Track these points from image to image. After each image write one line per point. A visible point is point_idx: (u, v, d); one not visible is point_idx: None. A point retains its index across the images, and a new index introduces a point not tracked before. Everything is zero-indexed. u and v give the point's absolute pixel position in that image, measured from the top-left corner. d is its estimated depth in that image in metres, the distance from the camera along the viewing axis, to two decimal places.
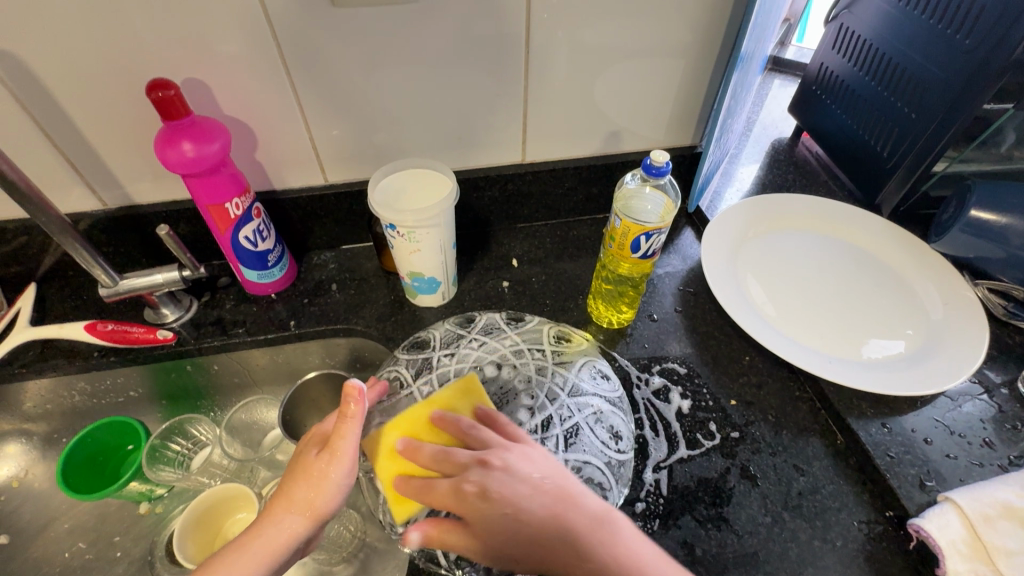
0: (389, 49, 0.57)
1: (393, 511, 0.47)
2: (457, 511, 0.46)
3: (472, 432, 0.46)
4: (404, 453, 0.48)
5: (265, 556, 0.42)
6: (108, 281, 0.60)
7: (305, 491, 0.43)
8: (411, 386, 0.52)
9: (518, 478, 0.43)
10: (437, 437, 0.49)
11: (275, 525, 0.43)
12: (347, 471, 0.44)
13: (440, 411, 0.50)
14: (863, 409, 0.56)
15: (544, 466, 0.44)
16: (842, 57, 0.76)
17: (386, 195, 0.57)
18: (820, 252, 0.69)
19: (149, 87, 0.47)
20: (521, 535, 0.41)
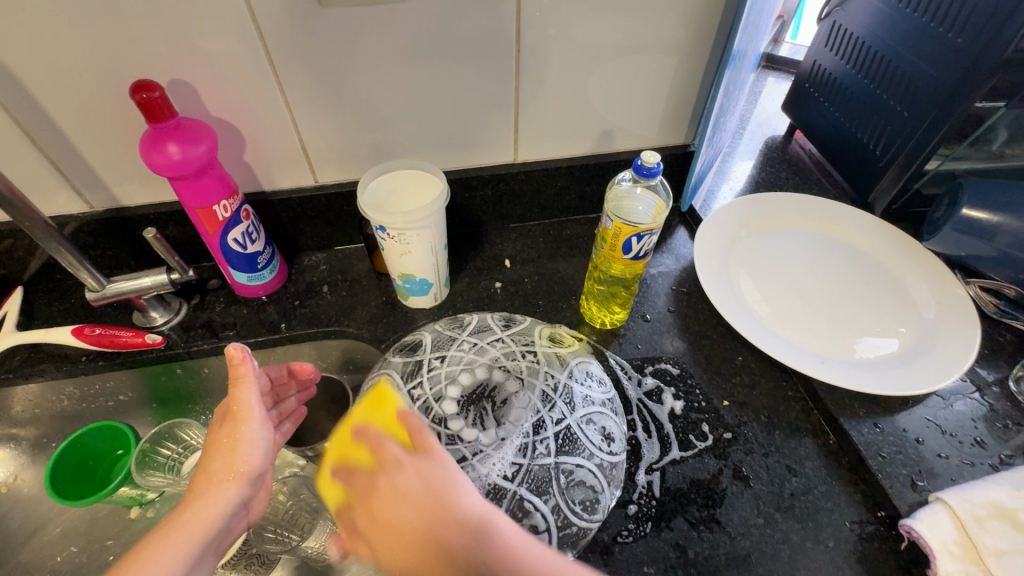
0: (379, 50, 0.56)
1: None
2: None
3: (381, 442, 0.42)
4: None
5: (199, 528, 0.42)
6: (96, 284, 0.60)
7: (220, 457, 0.45)
8: (403, 389, 0.52)
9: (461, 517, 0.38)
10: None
11: (202, 498, 0.44)
12: (254, 430, 0.46)
13: (431, 414, 0.50)
14: (856, 409, 0.56)
15: (445, 477, 0.40)
16: (835, 55, 0.75)
17: (376, 196, 0.56)
18: (813, 251, 0.69)
19: (133, 89, 0.47)
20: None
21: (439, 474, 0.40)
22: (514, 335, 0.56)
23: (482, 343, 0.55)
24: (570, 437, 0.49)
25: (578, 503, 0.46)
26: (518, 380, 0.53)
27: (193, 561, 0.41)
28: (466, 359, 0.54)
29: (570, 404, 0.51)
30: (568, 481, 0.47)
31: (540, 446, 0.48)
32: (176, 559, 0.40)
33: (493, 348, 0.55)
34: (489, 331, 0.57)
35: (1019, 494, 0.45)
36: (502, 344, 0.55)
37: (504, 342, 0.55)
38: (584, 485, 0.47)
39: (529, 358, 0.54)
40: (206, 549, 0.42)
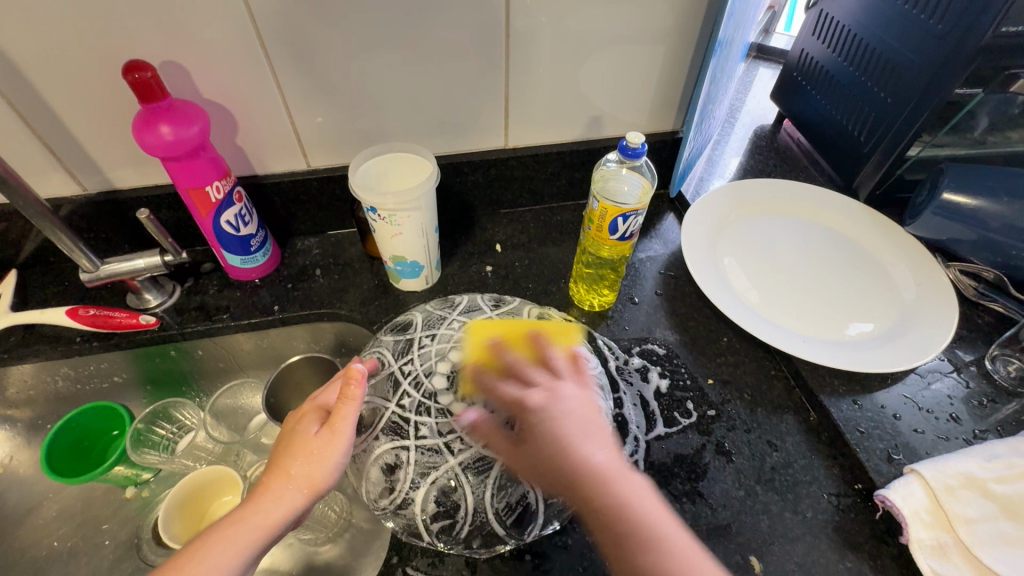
0: (370, 34, 0.57)
1: (373, 489, 0.49)
2: (441, 487, 0.46)
3: (565, 379, 0.48)
4: (385, 433, 0.49)
5: (262, 531, 0.42)
6: (90, 265, 0.60)
7: (303, 467, 0.44)
8: (393, 366, 0.53)
9: (598, 466, 0.42)
10: (417, 414, 0.49)
11: (274, 501, 0.43)
12: (347, 449, 0.45)
13: (420, 390, 0.50)
14: (836, 386, 0.57)
15: (588, 410, 0.46)
16: (822, 43, 0.76)
17: (367, 178, 0.57)
18: (797, 235, 0.70)
19: (125, 69, 0.47)
20: (559, 479, 0.43)
21: (564, 406, 0.45)
22: (503, 314, 0.57)
23: (472, 321, 0.56)
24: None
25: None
26: None
27: (247, 563, 0.42)
28: (456, 336, 0.54)
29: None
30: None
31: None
32: (235, 557, 0.41)
33: None
34: (479, 310, 0.58)
35: (990, 465, 0.47)
36: (491, 322, 0.56)
37: (493, 320, 0.56)
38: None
39: None
40: (261, 554, 0.42)
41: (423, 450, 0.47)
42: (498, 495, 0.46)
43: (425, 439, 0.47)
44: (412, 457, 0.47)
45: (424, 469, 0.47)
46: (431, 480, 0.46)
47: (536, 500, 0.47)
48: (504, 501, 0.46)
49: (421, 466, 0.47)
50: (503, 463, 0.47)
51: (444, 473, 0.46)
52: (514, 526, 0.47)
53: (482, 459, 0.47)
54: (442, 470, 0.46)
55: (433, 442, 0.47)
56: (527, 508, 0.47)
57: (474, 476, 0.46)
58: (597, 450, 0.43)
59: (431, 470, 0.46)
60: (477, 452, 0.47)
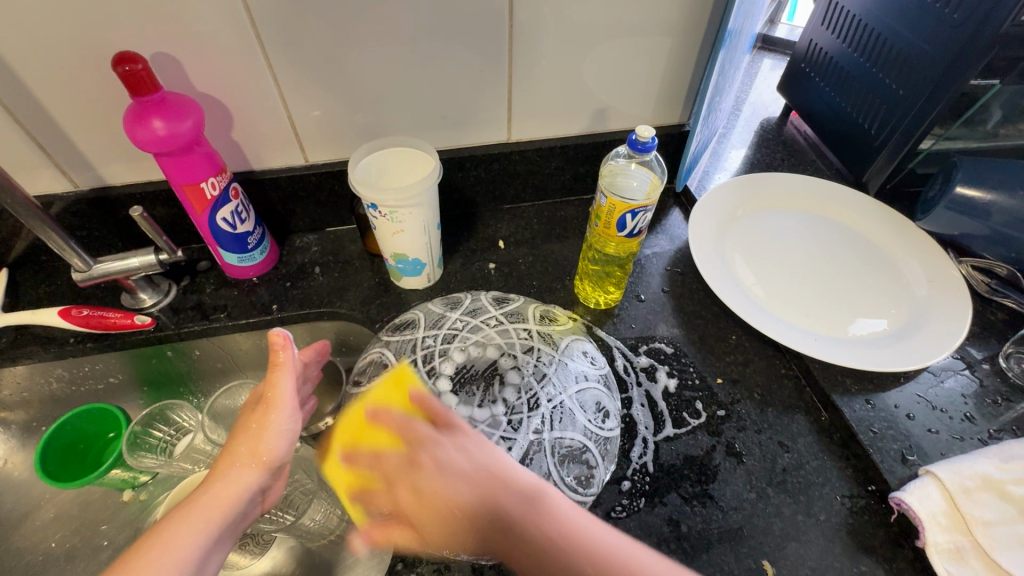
0: (369, 25, 0.55)
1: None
2: None
3: (419, 426, 0.43)
4: None
5: (216, 511, 0.42)
6: (82, 265, 0.58)
7: (248, 441, 0.45)
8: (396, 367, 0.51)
9: (456, 472, 0.42)
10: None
11: (222, 481, 0.44)
12: (286, 418, 0.46)
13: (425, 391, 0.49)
14: (848, 385, 0.56)
15: (494, 453, 0.43)
16: (831, 33, 0.75)
17: (367, 174, 0.55)
18: (806, 230, 0.69)
19: (115, 61, 0.45)
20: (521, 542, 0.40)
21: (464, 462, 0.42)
22: (507, 313, 0.56)
23: (475, 321, 0.54)
24: (565, 413, 0.49)
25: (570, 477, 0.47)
26: (511, 357, 0.52)
27: (205, 543, 0.40)
28: (460, 336, 0.53)
29: (564, 381, 0.51)
30: (563, 456, 0.47)
31: (534, 421, 0.48)
32: (191, 538, 0.40)
33: (486, 326, 0.54)
34: (482, 310, 0.56)
35: (1007, 466, 0.46)
36: (495, 321, 0.55)
37: (497, 320, 0.55)
38: (576, 458, 0.47)
39: (521, 336, 0.53)
40: (220, 533, 0.42)
41: None
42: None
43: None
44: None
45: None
46: None
47: None
48: None
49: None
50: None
51: None
52: None
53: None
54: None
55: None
56: None
57: None
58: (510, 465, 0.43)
59: None
60: None
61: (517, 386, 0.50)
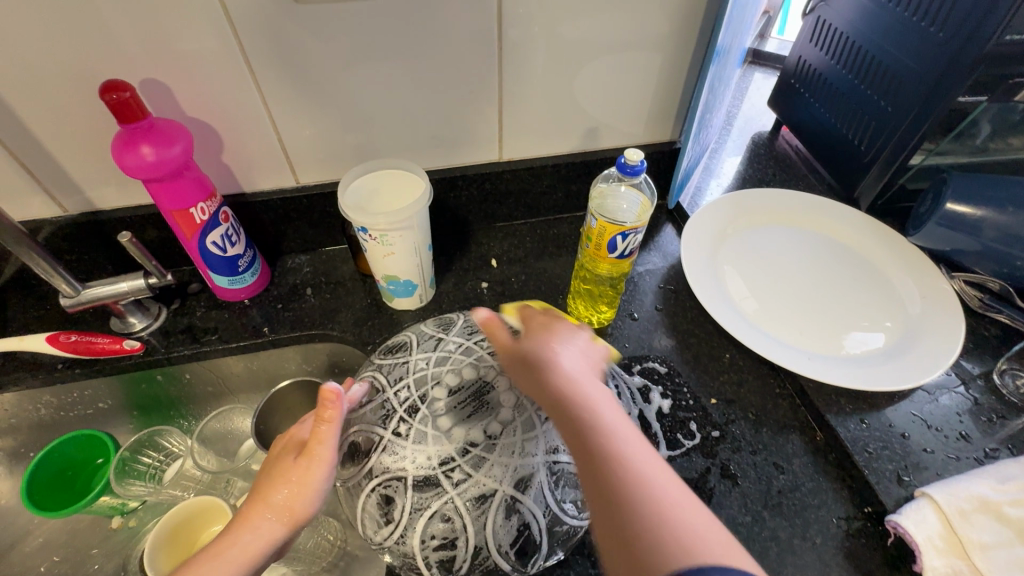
0: (358, 49, 0.55)
1: (368, 523, 0.47)
2: (440, 520, 0.44)
3: (553, 324, 0.49)
4: (378, 464, 0.46)
5: (241, 566, 0.41)
6: (70, 290, 0.58)
7: (282, 496, 0.43)
8: (389, 391, 0.50)
9: (572, 358, 0.46)
10: (414, 442, 0.46)
11: (250, 533, 0.42)
12: (327, 475, 0.44)
13: (417, 415, 0.47)
14: (842, 405, 0.56)
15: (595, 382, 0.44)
16: (820, 50, 0.75)
17: (358, 197, 0.55)
18: (801, 246, 0.69)
19: (102, 89, 0.45)
20: (570, 428, 0.40)
21: (576, 366, 0.45)
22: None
23: (468, 342, 0.54)
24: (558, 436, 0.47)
25: (567, 502, 0.47)
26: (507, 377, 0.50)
27: None
28: (453, 358, 0.52)
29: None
30: (557, 480, 0.46)
31: (529, 445, 0.46)
32: None
33: (479, 347, 0.53)
34: (476, 331, 0.55)
35: (1003, 487, 0.46)
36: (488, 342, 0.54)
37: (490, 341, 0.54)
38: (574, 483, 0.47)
39: None
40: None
41: (419, 482, 0.45)
42: (500, 526, 0.44)
43: (423, 470, 0.45)
44: (409, 487, 0.45)
45: (423, 500, 0.44)
46: (429, 515, 0.44)
47: (539, 529, 0.45)
48: (506, 538, 0.44)
49: (418, 498, 0.44)
50: (506, 493, 0.44)
51: (444, 505, 0.44)
52: (518, 558, 0.45)
53: (483, 489, 0.44)
54: (441, 501, 0.44)
55: (432, 472, 0.45)
56: (530, 540, 0.45)
57: (476, 509, 0.44)
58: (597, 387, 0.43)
59: (429, 504, 0.44)
60: (479, 482, 0.44)
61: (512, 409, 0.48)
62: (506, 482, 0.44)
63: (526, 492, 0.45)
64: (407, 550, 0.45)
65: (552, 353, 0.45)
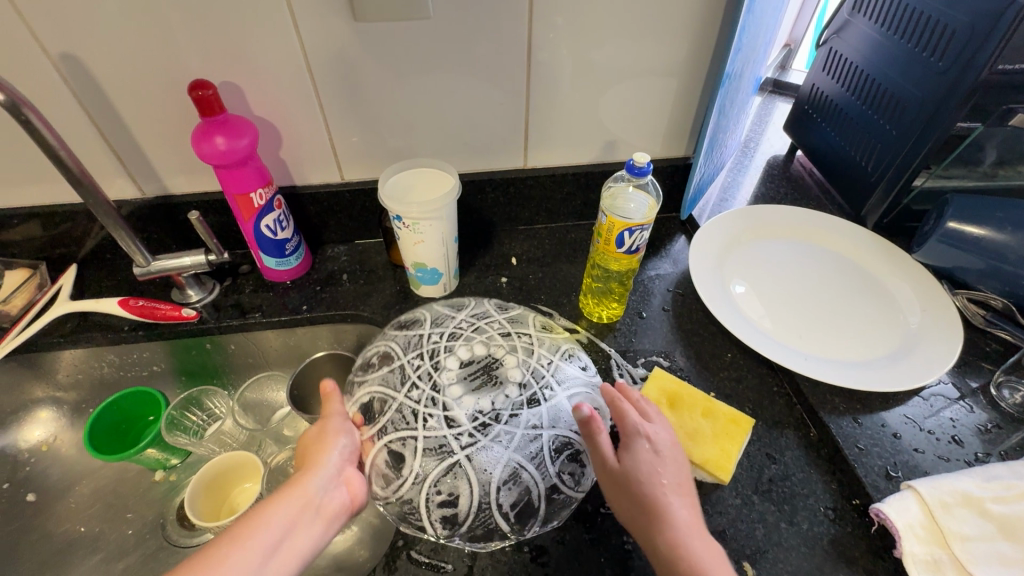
0: (404, 63, 0.63)
1: (377, 478, 0.50)
2: (447, 475, 0.47)
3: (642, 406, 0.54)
4: (391, 423, 0.50)
5: (282, 503, 0.47)
6: (142, 260, 0.66)
7: (310, 448, 0.51)
8: (403, 359, 0.54)
9: (678, 459, 0.50)
10: (427, 406, 0.50)
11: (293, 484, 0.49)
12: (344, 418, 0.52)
13: (430, 382, 0.51)
14: (836, 404, 0.58)
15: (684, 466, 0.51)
16: (832, 79, 0.80)
17: (394, 189, 0.62)
18: (806, 258, 0.72)
19: (190, 87, 0.54)
20: (638, 485, 0.48)
21: (656, 435, 0.51)
22: (509, 318, 0.60)
23: (480, 322, 0.58)
24: (556, 412, 0.51)
25: (565, 473, 0.50)
26: (513, 355, 0.54)
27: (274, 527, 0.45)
28: (464, 335, 0.56)
29: (562, 383, 0.53)
30: (557, 451, 0.50)
31: (532, 417, 0.50)
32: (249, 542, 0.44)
33: (491, 327, 0.57)
34: (486, 315, 0.60)
35: (987, 485, 0.47)
36: (498, 324, 0.58)
37: (500, 323, 0.58)
38: (569, 456, 0.51)
39: (524, 338, 0.56)
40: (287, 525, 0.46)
41: (431, 440, 0.48)
42: (503, 488, 0.47)
43: (434, 430, 0.48)
44: (420, 446, 0.48)
45: (433, 455, 0.48)
46: (439, 467, 0.47)
47: (539, 493, 0.48)
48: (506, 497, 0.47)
49: (427, 455, 0.48)
50: (513, 459, 0.48)
51: (453, 463, 0.47)
52: (517, 517, 0.48)
53: (492, 453, 0.48)
54: (450, 459, 0.47)
55: (442, 433, 0.48)
56: (531, 503, 0.48)
57: (482, 468, 0.47)
58: (654, 429, 0.51)
59: (440, 458, 0.47)
60: (485, 445, 0.48)
61: (519, 384, 0.52)
62: (514, 449, 0.48)
63: (529, 459, 0.48)
64: (412, 506, 0.48)
65: (641, 438, 0.50)
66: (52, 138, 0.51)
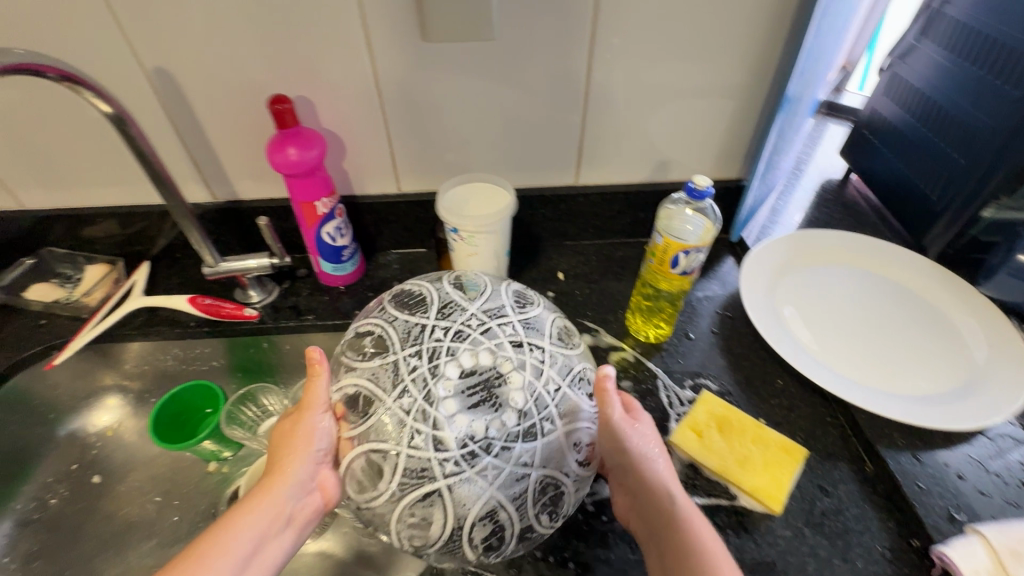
0: (467, 81, 0.65)
1: (351, 482, 0.47)
2: (421, 503, 0.44)
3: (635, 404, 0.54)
4: (374, 432, 0.45)
5: (258, 516, 0.45)
6: (211, 260, 0.70)
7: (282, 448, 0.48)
8: (399, 354, 0.47)
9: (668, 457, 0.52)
10: (416, 419, 0.44)
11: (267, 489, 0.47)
12: (321, 414, 0.49)
13: (424, 390, 0.45)
14: (894, 439, 0.57)
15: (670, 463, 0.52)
16: (894, 104, 0.78)
17: (452, 203, 0.64)
18: (861, 286, 0.71)
19: (270, 101, 0.57)
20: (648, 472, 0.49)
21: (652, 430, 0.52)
22: (526, 321, 0.51)
23: (492, 322, 0.49)
24: (551, 447, 0.46)
25: (542, 513, 0.47)
26: (522, 371, 0.47)
27: (252, 536, 0.44)
28: (470, 336, 0.48)
29: (564, 415, 0.47)
30: (540, 494, 0.46)
31: (524, 454, 0.45)
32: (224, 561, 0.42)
33: (502, 330, 0.49)
34: (502, 314, 0.51)
35: None
36: (511, 328, 0.49)
37: (514, 326, 0.50)
38: (554, 494, 0.47)
39: (538, 350, 0.49)
40: (263, 537, 0.45)
41: (412, 466, 0.43)
42: (477, 521, 0.44)
43: (418, 451, 0.43)
44: (399, 467, 0.44)
45: (411, 480, 0.43)
46: (414, 494, 0.44)
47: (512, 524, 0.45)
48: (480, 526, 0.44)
49: (405, 477, 0.44)
50: (493, 498, 0.44)
51: (432, 491, 0.43)
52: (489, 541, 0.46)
53: (474, 487, 0.43)
54: (430, 487, 0.43)
55: (427, 456, 0.43)
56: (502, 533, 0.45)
57: (461, 502, 0.43)
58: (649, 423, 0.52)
59: (418, 485, 0.43)
60: (468, 477, 0.43)
61: (519, 410, 0.45)
62: (497, 487, 0.44)
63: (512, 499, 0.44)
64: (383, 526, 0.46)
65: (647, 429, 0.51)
66: (144, 144, 0.55)
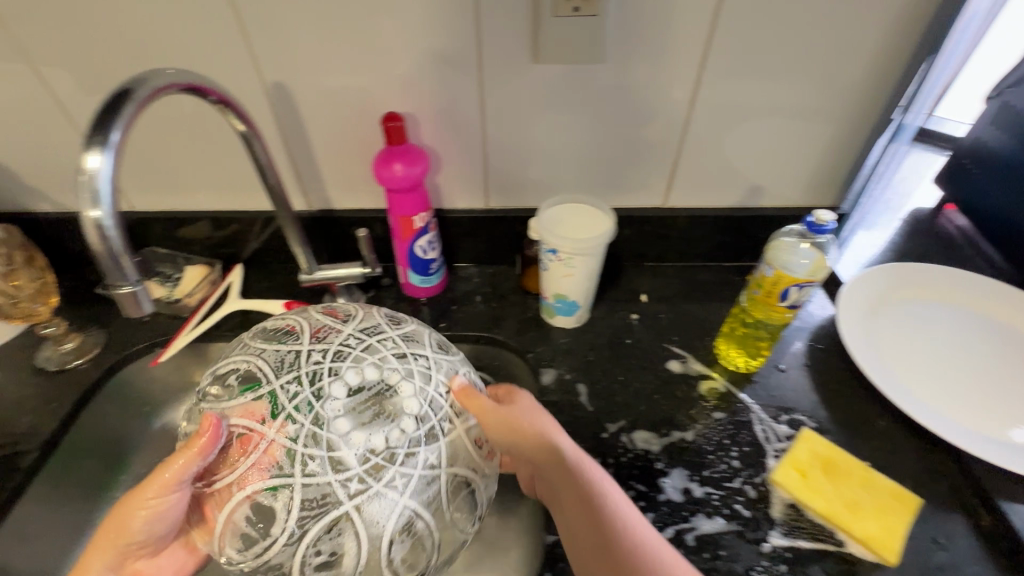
0: (570, 102, 0.65)
1: (231, 540, 0.42)
2: (329, 530, 0.40)
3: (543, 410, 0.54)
4: (265, 465, 0.41)
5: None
6: (306, 267, 0.71)
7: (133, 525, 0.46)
8: (274, 383, 0.44)
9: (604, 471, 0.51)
10: (306, 445, 0.41)
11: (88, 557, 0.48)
12: (175, 486, 0.44)
13: (311, 414, 0.42)
14: (1015, 493, 0.54)
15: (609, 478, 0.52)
16: (1003, 133, 0.74)
17: (549, 222, 0.64)
18: (964, 324, 0.68)
19: (383, 118, 0.59)
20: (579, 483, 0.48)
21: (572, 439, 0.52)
22: (404, 335, 0.50)
23: (370, 340, 0.48)
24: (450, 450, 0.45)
25: (458, 512, 0.45)
26: (410, 381, 0.46)
27: None
28: (353, 355, 0.46)
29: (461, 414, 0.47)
30: (455, 491, 0.45)
31: (431, 456, 0.43)
32: None
33: (382, 346, 0.47)
34: (377, 329, 0.49)
35: None
36: (393, 342, 0.48)
37: (393, 341, 0.48)
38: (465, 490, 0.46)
39: (422, 363, 0.48)
40: None
41: (312, 494, 0.40)
42: (394, 539, 0.42)
43: (314, 478, 0.40)
44: (297, 500, 0.40)
45: (311, 511, 0.40)
46: (318, 521, 0.40)
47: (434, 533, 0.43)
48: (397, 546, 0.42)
49: (304, 510, 0.40)
50: (408, 508, 0.42)
51: (337, 517, 0.40)
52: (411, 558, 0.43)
53: (381, 508, 0.41)
54: (336, 512, 0.40)
55: (326, 481, 0.40)
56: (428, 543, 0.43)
57: (372, 522, 0.41)
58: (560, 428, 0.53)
59: (317, 511, 0.40)
60: (377, 492, 0.41)
61: (416, 415, 0.44)
62: (411, 495, 0.42)
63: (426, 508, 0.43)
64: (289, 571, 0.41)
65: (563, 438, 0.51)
66: (263, 155, 0.57)
